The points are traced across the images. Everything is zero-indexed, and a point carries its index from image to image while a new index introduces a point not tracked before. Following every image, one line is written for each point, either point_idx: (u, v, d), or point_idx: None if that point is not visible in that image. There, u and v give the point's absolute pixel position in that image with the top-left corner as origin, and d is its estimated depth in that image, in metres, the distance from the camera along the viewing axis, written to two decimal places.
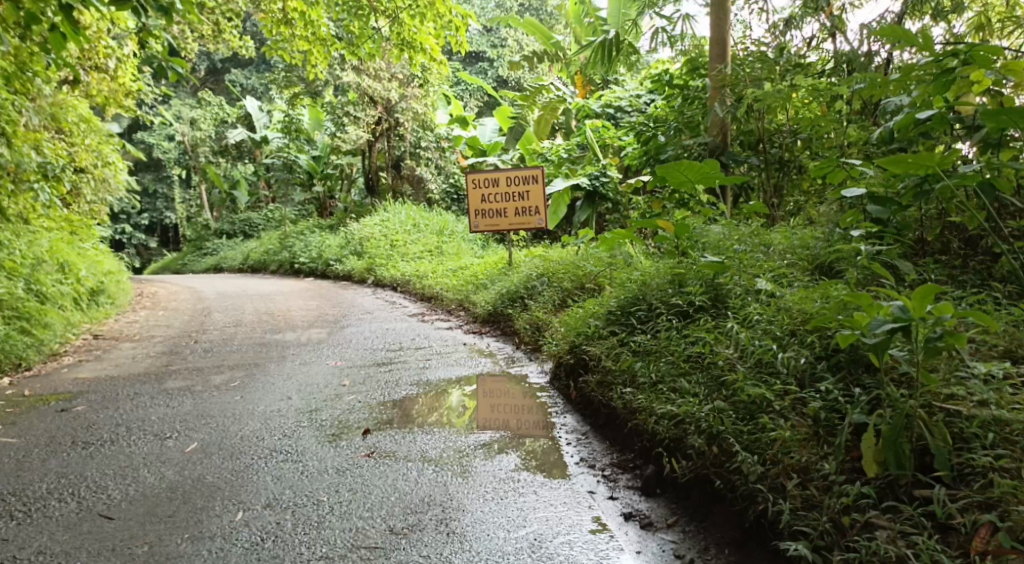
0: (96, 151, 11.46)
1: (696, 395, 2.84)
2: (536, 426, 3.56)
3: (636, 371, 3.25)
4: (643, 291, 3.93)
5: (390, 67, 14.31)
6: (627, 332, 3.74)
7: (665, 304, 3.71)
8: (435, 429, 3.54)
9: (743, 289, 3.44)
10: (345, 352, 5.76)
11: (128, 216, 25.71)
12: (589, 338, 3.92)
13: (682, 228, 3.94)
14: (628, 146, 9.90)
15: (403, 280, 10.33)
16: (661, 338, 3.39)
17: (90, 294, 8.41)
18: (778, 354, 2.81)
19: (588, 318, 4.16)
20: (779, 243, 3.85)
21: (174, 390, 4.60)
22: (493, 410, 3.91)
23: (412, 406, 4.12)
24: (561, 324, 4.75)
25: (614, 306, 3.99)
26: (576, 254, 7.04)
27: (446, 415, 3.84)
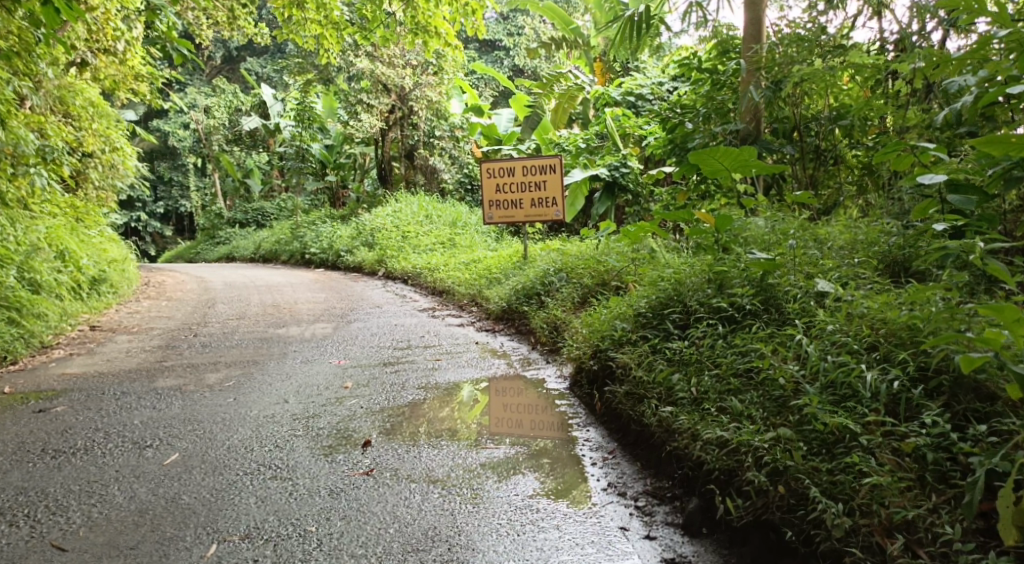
0: (104, 136, 11.13)
1: (755, 419, 2.46)
2: (556, 439, 3.18)
3: (676, 385, 2.87)
4: (680, 292, 3.54)
5: (405, 54, 13.91)
6: (661, 338, 3.35)
7: (706, 307, 3.32)
8: (440, 444, 3.17)
9: (801, 292, 3.05)
10: (350, 349, 5.40)
11: (142, 203, 25.55)
12: (616, 343, 3.54)
13: (725, 221, 3.57)
14: (652, 135, 9.45)
15: (414, 273, 9.99)
16: (705, 347, 3.01)
17: (92, 282, 8.08)
18: (862, 374, 2.43)
19: (614, 320, 3.78)
20: (837, 239, 3.45)
21: (163, 389, 4.25)
22: (506, 412, 3.67)
23: (418, 411, 3.74)
24: (583, 325, 4.35)
25: (645, 307, 3.62)
26: (596, 248, 6.61)
27: (458, 410, 3.73)
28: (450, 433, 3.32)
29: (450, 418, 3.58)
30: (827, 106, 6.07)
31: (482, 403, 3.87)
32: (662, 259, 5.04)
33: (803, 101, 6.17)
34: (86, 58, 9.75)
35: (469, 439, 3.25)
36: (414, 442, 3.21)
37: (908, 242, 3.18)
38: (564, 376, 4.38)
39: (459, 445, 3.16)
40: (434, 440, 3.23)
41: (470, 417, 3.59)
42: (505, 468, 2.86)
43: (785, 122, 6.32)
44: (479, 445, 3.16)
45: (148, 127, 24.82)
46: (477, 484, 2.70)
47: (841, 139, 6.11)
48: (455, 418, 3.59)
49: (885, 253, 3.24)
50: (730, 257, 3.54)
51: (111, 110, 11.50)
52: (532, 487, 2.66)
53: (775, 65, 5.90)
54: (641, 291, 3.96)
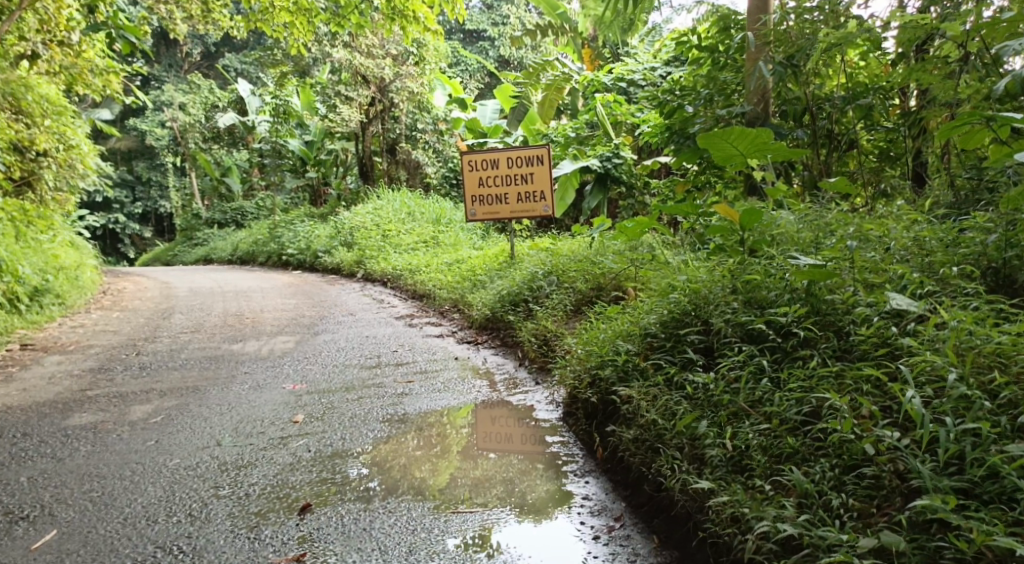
0: (57, 133, 10.30)
1: (841, 515, 1.87)
2: (544, 488, 2.59)
3: (705, 439, 2.28)
4: (701, 306, 2.94)
5: (384, 44, 13.12)
6: (679, 368, 2.76)
7: (738, 327, 2.73)
8: (398, 501, 2.54)
9: (873, 314, 2.49)
10: (310, 369, 4.71)
11: (120, 204, 24.62)
12: (621, 373, 2.92)
13: (755, 215, 2.96)
14: (646, 123, 8.79)
15: (393, 275, 9.31)
16: (743, 385, 2.44)
17: (33, 294, 7.30)
18: (997, 449, 1.86)
19: (618, 340, 3.16)
20: (908, 241, 2.85)
21: (74, 426, 3.53)
22: (495, 425, 3.45)
23: (377, 455, 3.06)
24: (577, 342, 3.68)
25: (657, 321, 3.04)
26: (590, 248, 5.94)
27: (444, 413, 3.68)
28: (439, 442, 3.18)
29: (438, 423, 3.50)
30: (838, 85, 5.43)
31: (468, 407, 3.77)
32: (669, 263, 4.39)
33: (815, 77, 5.41)
34: (38, 49, 8.81)
35: (458, 447, 3.11)
36: (396, 465, 2.91)
37: (1011, 242, 2.59)
38: (558, 401, 3.74)
39: (423, 507, 2.48)
40: (425, 451, 3.07)
41: (457, 424, 3.50)
42: (489, 477, 2.72)
43: (795, 103, 5.63)
44: (442, 508, 2.47)
45: (124, 124, 23.89)
46: (472, 499, 2.55)
47: (854, 121, 5.46)
48: (442, 423, 3.52)
49: (977, 255, 2.67)
50: (761, 265, 2.94)
51: (68, 105, 10.72)
52: (514, 498, 2.52)
53: (789, 39, 5.21)
54: (647, 306, 3.33)
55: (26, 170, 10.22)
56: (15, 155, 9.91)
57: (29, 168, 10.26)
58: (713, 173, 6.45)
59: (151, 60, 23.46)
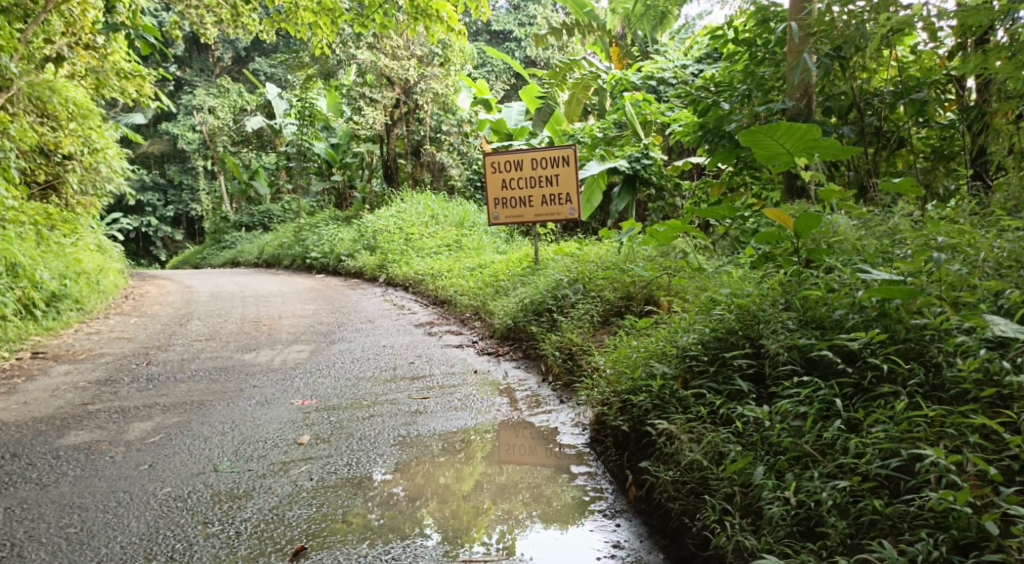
0: (81, 136, 10.18)
1: None
2: (569, 501, 2.57)
3: (763, 491, 2.03)
4: (751, 327, 2.68)
5: (410, 45, 12.93)
6: (728, 400, 2.47)
7: (793, 350, 2.47)
8: (420, 523, 2.46)
9: (973, 343, 2.17)
10: (321, 383, 4.44)
11: (152, 207, 24.77)
12: (656, 402, 2.65)
13: (814, 221, 2.66)
14: (677, 123, 8.44)
15: (415, 280, 9.06)
16: (815, 428, 2.17)
17: (50, 299, 7.15)
18: None
19: (651, 361, 2.88)
20: (1002, 253, 2.50)
21: (66, 447, 3.29)
22: (519, 437, 3.34)
23: (386, 487, 2.79)
24: (605, 360, 3.38)
25: (699, 339, 2.77)
26: (618, 253, 5.61)
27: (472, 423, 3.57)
28: (463, 449, 3.20)
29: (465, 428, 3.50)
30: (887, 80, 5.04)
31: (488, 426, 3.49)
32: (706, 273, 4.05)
33: (863, 72, 5.02)
34: (62, 51, 8.63)
35: (483, 454, 3.14)
36: (420, 471, 2.94)
37: None
38: (585, 422, 3.43)
39: (436, 534, 2.39)
40: (449, 457, 3.09)
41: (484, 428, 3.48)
42: (513, 482, 2.77)
43: (839, 98, 5.14)
44: (461, 536, 2.37)
45: (156, 129, 24.03)
46: (496, 504, 2.60)
47: (905, 117, 5.06)
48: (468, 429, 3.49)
49: None
50: (821, 279, 2.66)
51: (95, 108, 10.62)
52: (540, 504, 2.57)
53: (835, 29, 4.67)
54: (683, 324, 3.04)
55: (51, 173, 10.10)
56: (40, 159, 9.79)
57: (54, 171, 10.14)
58: (750, 174, 6.07)
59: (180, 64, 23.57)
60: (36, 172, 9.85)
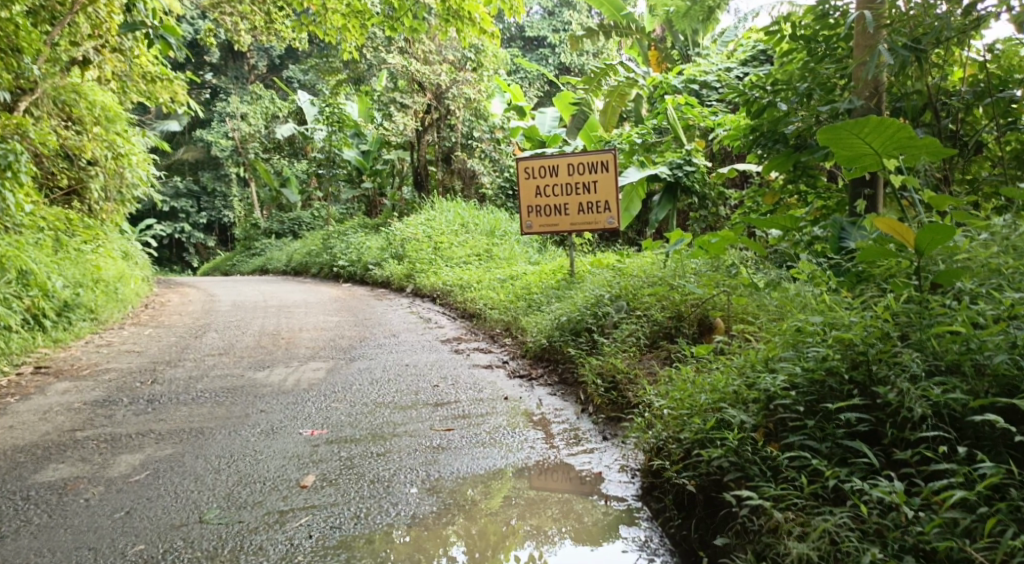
0: (106, 141, 9.80)
1: None
2: (598, 523, 2.47)
3: None
4: (862, 373, 2.28)
5: (441, 50, 12.56)
6: (829, 465, 2.09)
7: (928, 405, 2.05)
8: (444, 542, 2.39)
9: None
10: (333, 409, 3.99)
11: (186, 214, 24.79)
12: (734, 463, 2.26)
13: (944, 234, 2.37)
14: (721, 127, 7.89)
15: (443, 291, 8.64)
16: (992, 531, 1.71)
17: (62, 309, 6.85)
18: None
19: (723, 406, 2.48)
20: None
21: (39, 485, 2.90)
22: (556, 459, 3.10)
23: (409, 534, 2.44)
24: (659, 399, 2.91)
25: (787, 382, 2.39)
26: (664, 267, 5.09)
27: (503, 458, 3.14)
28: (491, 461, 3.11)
29: (493, 457, 3.16)
30: (965, 78, 4.36)
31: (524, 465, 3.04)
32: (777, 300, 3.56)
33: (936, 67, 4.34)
34: (89, 54, 8.85)
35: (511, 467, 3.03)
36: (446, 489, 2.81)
37: None
38: (634, 468, 2.92)
39: (462, 555, 2.32)
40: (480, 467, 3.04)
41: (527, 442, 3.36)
42: (542, 497, 2.68)
43: (911, 98, 4.44)
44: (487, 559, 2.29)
45: (191, 136, 24.05)
46: (525, 520, 2.52)
47: (986, 118, 4.34)
48: (500, 457, 3.16)
49: None
50: (956, 313, 2.27)
51: (125, 114, 10.31)
52: (570, 520, 2.50)
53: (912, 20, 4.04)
54: (761, 363, 2.61)
55: (73, 178, 9.79)
56: (63, 163, 9.52)
57: (77, 176, 9.81)
58: (807, 180, 5.52)
59: (217, 72, 23.63)
60: (58, 177, 9.58)
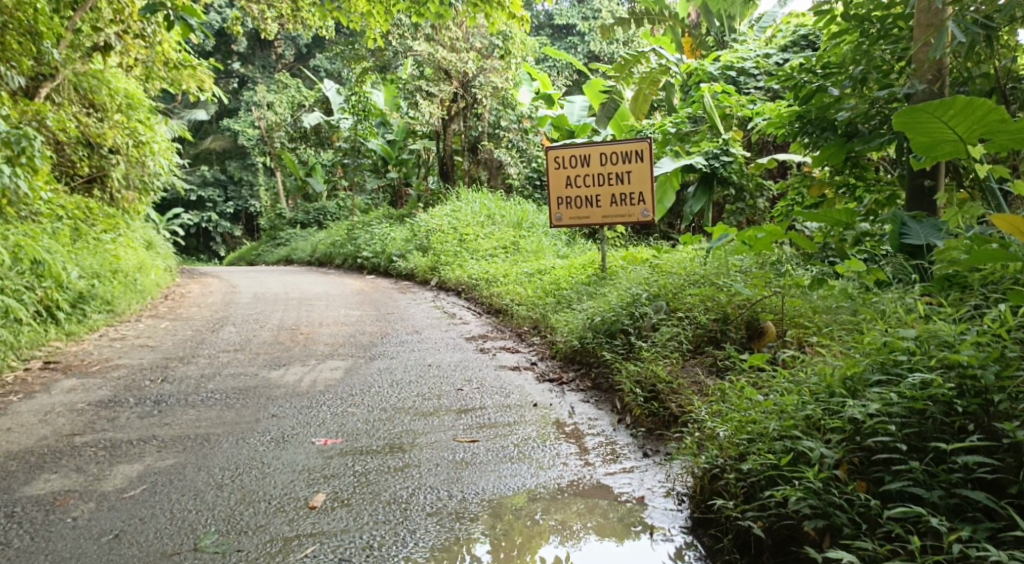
0: (127, 129, 9.60)
1: None
2: (619, 518, 2.44)
3: None
4: (976, 403, 2.01)
5: (469, 36, 12.20)
6: (950, 526, 1.78)
7: None
8: (469, 541, 2.31)
9: None
10: (349, 415, 3.70)
11: (213, 203, 24.77)
12: (816, 506, 1.96)
13: None
14: (759, 117, 7.47)
15: (468, 285, 8.34)
16: None
17: (77, 300, 6.68)
18: None
19: (797, 434, 2.19)
20: None
21: (26, 500, 2.65)
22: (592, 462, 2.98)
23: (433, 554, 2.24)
24: (712, 418, 2.58)
25: (881, 412, 2.09)
26: (705, 264, 4.75)
27: (533, 476, 2.83)
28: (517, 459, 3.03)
29: (521, 474, 2.86)
30: None
31: (555, 478, 2.81)
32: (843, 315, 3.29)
33: (1008, 49, 3.93)
34: (110, 41, 8.45)
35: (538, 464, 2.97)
36: (472, 508, 2.56)
37: None
38: (681, 492, 2.57)
39: (487, 555, 2.23)
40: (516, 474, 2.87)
41: (562, 451, 3.12)
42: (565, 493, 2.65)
43: (980, 83, 4.03)
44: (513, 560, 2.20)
45: (219, 125, 23.98)
46: (547, 513, 2.49)
47: None
48: (530, 473, 2.87)
49: None
50: None
51: (148, 102, 10.12)
52: (594, 516, 2.46)
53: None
54: (839, 384, 2.33)
55: (95, 166, 9.61)
56: (84, 151, 9.34)
57: (99, 164, 9.64)
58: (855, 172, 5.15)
59: (245, 61, 23.53)
60: (78, 166, 9.40)
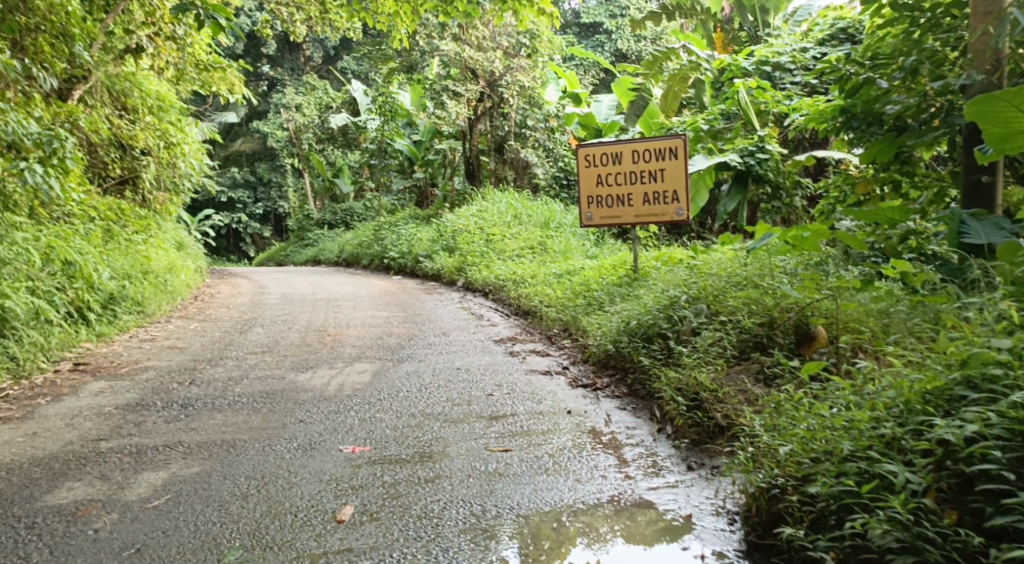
0: (158, 130, 9.60)
1: None
2: (652, 523, 2.41)
3: None
4: None
5: (496, 35, 12.08)
6: None
7: None
8: (493, 550, 2.25)
9: None
10: (378, 421, 3.59)
11: (243, 204, 25.02)
12: (902, 540, 1.82)
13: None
14: (797, 113, 7.22)
15: (495, 285, 8.22)
16: None
17: (107, 301, 6.68)
18: None
19: (875, 458, 2.06)
20: None
21: (49, 510, 2.57)
22: (631, 473, 2.85)
23: None
24: (771, 434, 2.44)
25: (977, 434, 1.92)
26: (746, 266, 4.57)
27: (571, 490, 2.70)
28: (552, 470, 2.90)
29: (558, 486, 2.73)
30: None
31: (594, 491, 2.68)
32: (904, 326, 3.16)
33: None
34: (141, 43, 8.48)
35: (575, 476, 2.84)
36: (508, 523, 2.43)
37: None
38: (732, 512, 2.42)
39: (515, 558, 2.21)
40: (552, 486, 2.74)
41: (601, 461, 2.99)
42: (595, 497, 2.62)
43: None
44: None
45: (248, 127, 24.17)
46: (574, 515, 2.48)
47: None
48: (567, 485, 2.74)
49: None
50: None
51: (178, 104, 10.14)
52: (622, 519, 2.45)
53: None
54: (918, 398, 2.16)
55: (126, 167, 9.66)
56: (115, 153, 9.39)
57: (129, 166, 9.68)
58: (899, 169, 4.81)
59: (274, 64, 23.72)
60: (111, 168, 9.44)
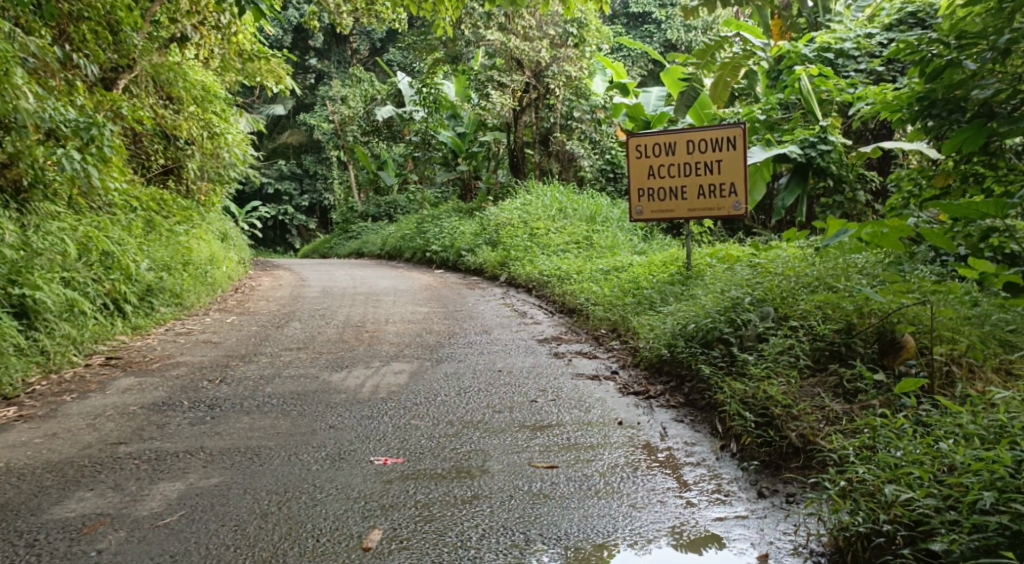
0: (202, 120, 9.49)
1: None
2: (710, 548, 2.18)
3: None
4: None
5: (543, 24, 11.69)
6: None
7: None
8: None
9: None
10: (411, 431, 3.30)
11: (289, 196, 25.17)
12: None
13: None
14: (863, 101, 6.62)
15: (539, 281, 7.91)
16: None
17: (145, 292, 6.59)
18: None
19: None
20: None
21: (54, 525, 2.37)
22: (695, 499, 2.52)
23: None
24: (874, 471, 2.11)
25: None
26: (815, 266, 4.19)
27: (626, 518, 2.37)
28: (604, 493, 2.58)
29: (612, 514, 2.41)
30: None
31: (652, 519, 2.36)
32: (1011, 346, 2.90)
33: None
34: (186, 33, 8.37)
35: (630, 501, 2.52)
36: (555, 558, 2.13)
37: None
38: (816, 554, 2.06)
39: None
40: (606, 514, 2.42)
41: (658, 484, 2.66)
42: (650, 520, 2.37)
43: None
44: None
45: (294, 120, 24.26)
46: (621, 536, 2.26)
47: None
48: (622, 512, 2.42)
49: None
50: None
51: (223, 94, 10.03)
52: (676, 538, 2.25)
53: None
54: None
55: (170, 158, 9.61)
56: (159, 143, 9.34)
57: (173, 156, 9.63)
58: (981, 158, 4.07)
59: (320, 57, 23.73)
60: (154, 158, 9.38)
